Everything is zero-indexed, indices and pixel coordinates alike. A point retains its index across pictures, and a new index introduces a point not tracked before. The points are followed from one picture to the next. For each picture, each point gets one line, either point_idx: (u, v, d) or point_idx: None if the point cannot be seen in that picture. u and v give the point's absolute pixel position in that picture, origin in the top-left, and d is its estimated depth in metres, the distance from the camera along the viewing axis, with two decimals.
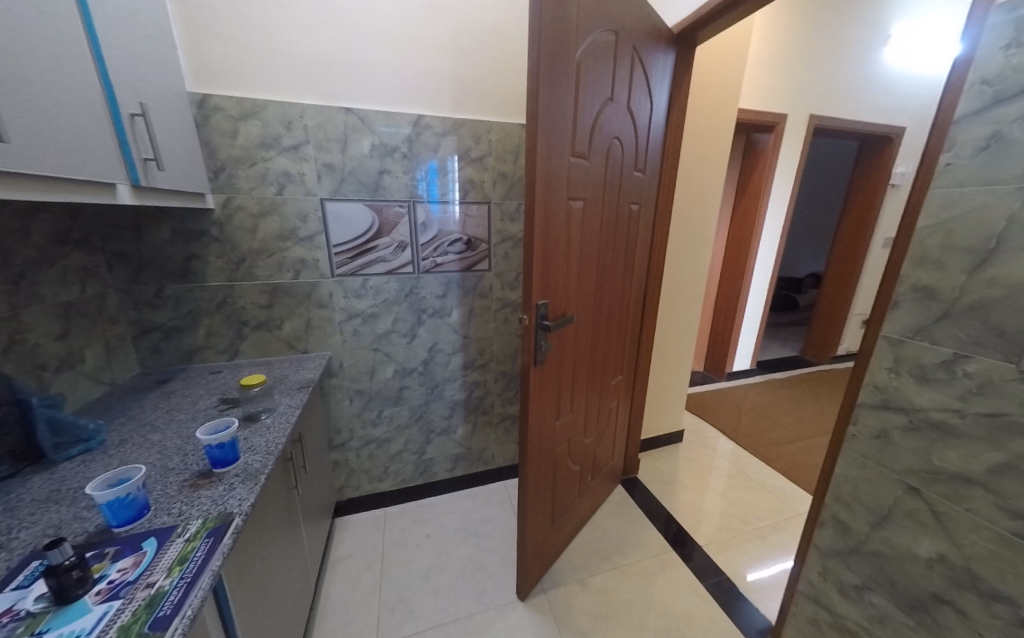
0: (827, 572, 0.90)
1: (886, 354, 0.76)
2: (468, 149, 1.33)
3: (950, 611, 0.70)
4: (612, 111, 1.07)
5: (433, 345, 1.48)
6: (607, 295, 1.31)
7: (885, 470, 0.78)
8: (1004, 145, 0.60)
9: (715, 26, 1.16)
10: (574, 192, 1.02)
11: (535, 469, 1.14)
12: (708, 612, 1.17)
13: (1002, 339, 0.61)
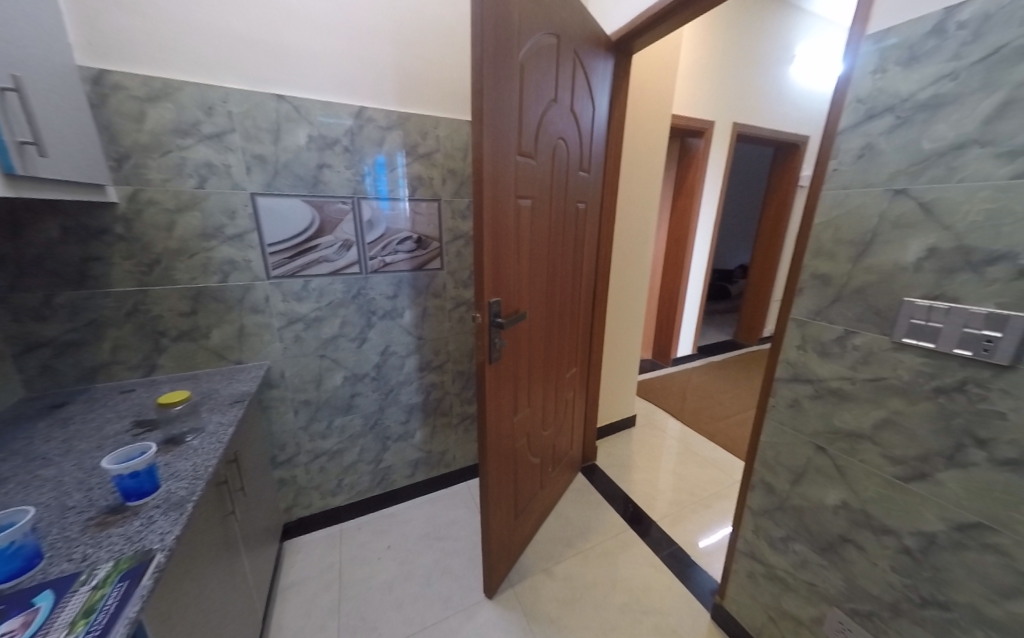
0: (759, 529, 1.01)
1: (795, 334, 0.88)
2: (415, 145, 1.29)
3: (852, 548, 0.82)
4: (556, 112, 1.10)
5: (386, 347, 1.42)
6: (559, 290, 1.36)
7: (799, 434, 0.89)
8: (874, 154, 0.72)
9: (652, 35, 1.24)
10: (522, 190, 1.04)
11: (496, 466, 1.14)
12: (662, 582, 1.26)
13: (879, 316, 0.74)
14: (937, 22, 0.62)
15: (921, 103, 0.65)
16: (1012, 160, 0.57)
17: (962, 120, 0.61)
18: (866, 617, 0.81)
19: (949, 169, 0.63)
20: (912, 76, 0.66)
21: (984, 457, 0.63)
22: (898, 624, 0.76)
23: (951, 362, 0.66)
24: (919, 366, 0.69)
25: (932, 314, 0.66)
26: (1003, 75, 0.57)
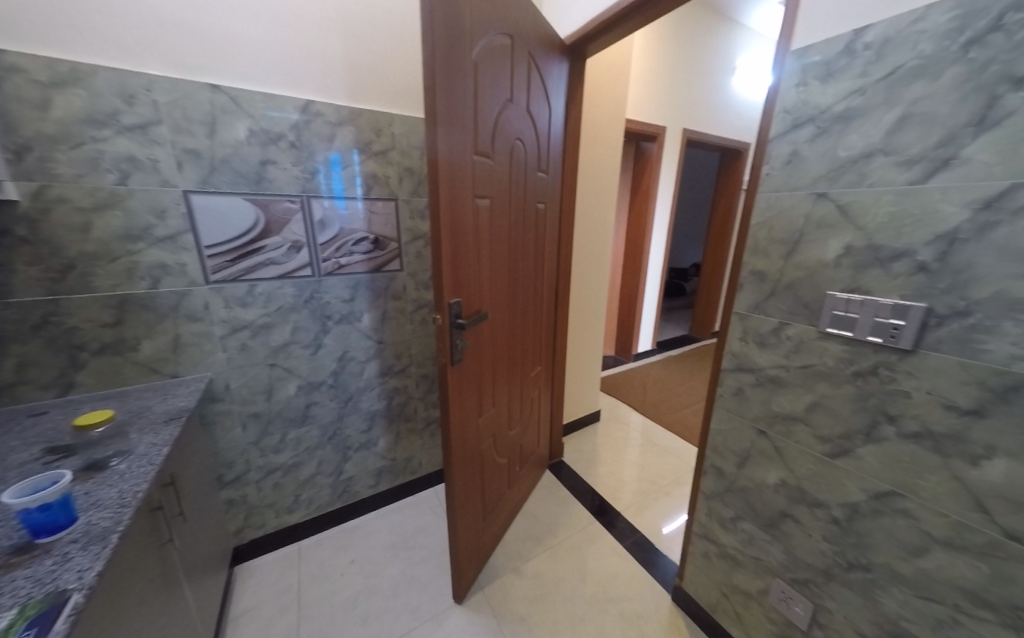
0: (711, 512, 1.07)
1: (738, 327, 0.94)
2: (369, 142, 1.25)
3: (791, 522, 0.89)
4: (512, 113, 1.11)
5: (343, 353, 1.36)
6: (521, 290, 1.37)
7: (744, 420, 0.96)
8: (799, 161, 0.79)
9: (604, 40, 1.28)
10: (480, 190, 1.03)
11: (461, 469, 1.13)
12: (627, 570, 1.31)
13: (807, 308, 0.81)
14: (848, 42, 0.69)
15: (836, 115, 0.72)
16: (908, 167, 0.65)
17: (869, 131, 0.69)
18: (804, 585, 0.88)
19: (860, 175, 0.70)
20: (829, 90, 0.73)
21: (894, 432, 0.71)
22: (830, 588, 0.84)
23: (866, 347, 0.73)
24: (841, 353, 0.77)
25: (850, 305, 0.74)
26: (901, 91, 0.64)
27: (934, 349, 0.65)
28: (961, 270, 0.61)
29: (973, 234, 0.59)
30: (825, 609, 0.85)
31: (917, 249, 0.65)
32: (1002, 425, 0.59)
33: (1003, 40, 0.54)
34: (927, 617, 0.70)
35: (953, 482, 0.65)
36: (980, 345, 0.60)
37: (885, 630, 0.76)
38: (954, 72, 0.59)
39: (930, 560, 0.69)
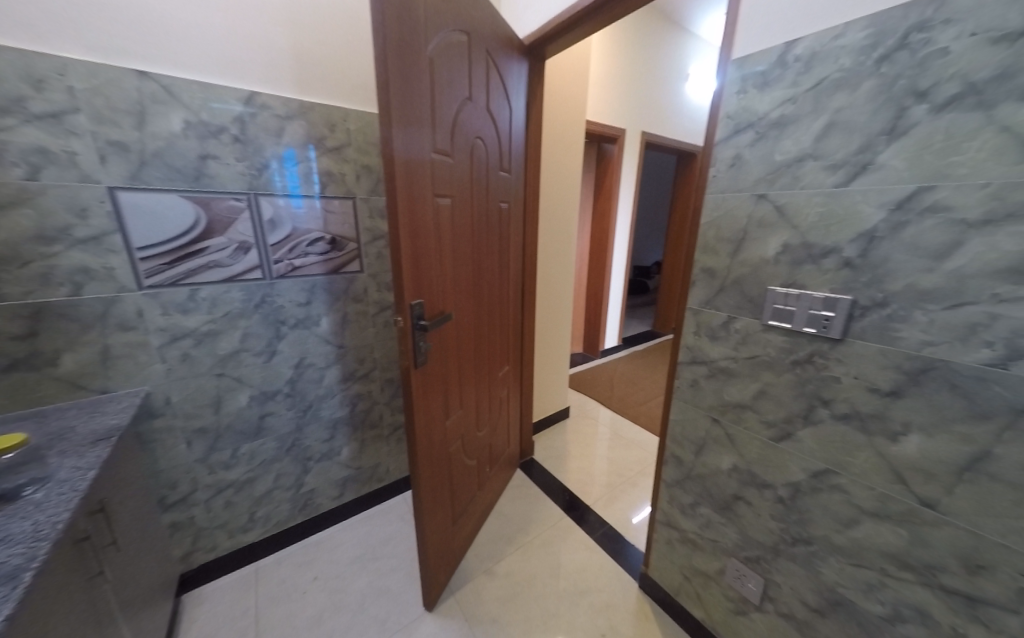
0: (673, 500, 1.12)
1: (692, 321, 0.99)
2: (322, 138, 1.19)
3: (743, 504, 0.95)
4: (472, 111, 1.09)
5: (300, 360, 1.30)
6: (486, 289, 1.36)
7: (699, 410, 1.01)
8: (741, 164, 0.83)
9: (562, 41, 1.30)
10: (439, 188, 1.02)
11: (428, 473, 1.11)
12: (596, 562, 1.34)
13: (752, 303, 0.86)
14: (781, 53, 0.74)
15: (773, 122, 0.77)
16: (834, 171, 0.70)
17: (801, 137, 0.74)
18: (756, 562, 0.94)
19: (794, 178, 0.76)
20: (765, 98, 0.78)
21: (828, 414, 0.77)
22: (778, 563, 0.89)
23: (802, 338, 0.79)
24: (782, 344, 0.82)
25: (788, 299, 0.79)
26: (826, 101, 0.70)
27: (859, 337, 0.71)
28: (879, 265, 0.67)
29: (888, 233, 0.66)
30: (775, 583, 0.91)
31: (843, 246, 0.71)
32: (915, 404, 0.66)
33: (908, 57, 0.60)
34: (859, 582, 0.77)
35: (878, 458, 0.72)
36: (896, 333, 0.67)
37: (825, 598, 0.82)
38: (870, 84, 0.65)
39: (860, 530, 0.75)
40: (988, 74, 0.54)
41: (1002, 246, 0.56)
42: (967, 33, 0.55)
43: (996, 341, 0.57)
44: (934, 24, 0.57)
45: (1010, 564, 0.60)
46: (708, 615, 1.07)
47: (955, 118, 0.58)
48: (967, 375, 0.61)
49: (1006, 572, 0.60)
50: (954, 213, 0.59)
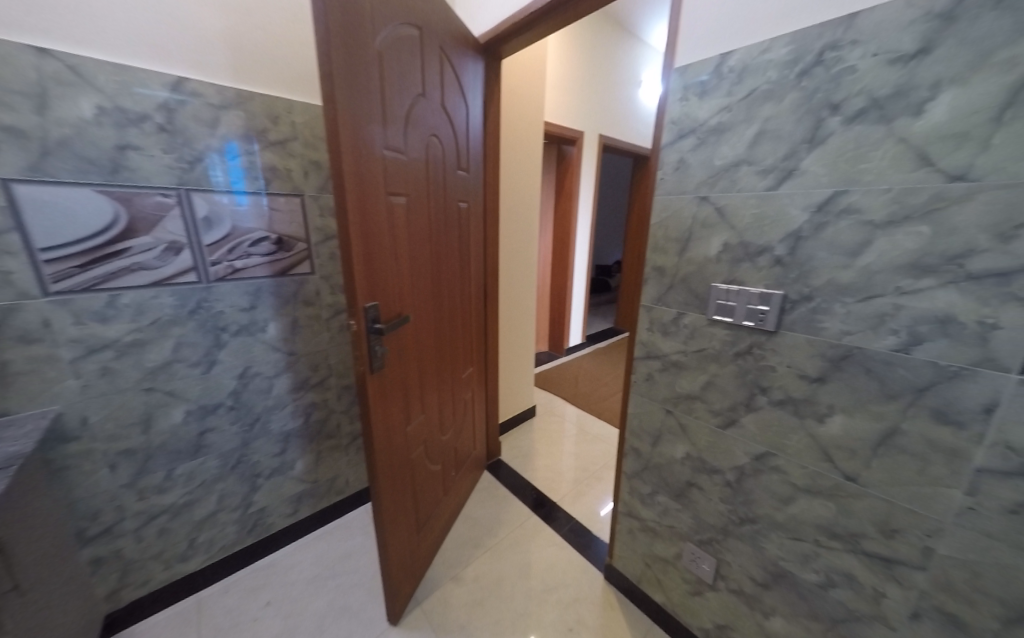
0: (633, 490, 1.16)
1: (646, 318, 1.03)
2: (263, 131, 1.11)
3: (695, 490, 1.00)
4: (426, 108, 1.07)
5: (245, 369, 1.20)
6: (447, 290, 1.34)
7: (654, 403, 1.05)
8: (685, 167, 0.88)
9: (517, 41, 1.31)
10: (393, 186, 0.98)
11: (389, 482, 1.07)
12: (563, 558, 1.36)
13: (698, 299, 0.91)
14: (717, 64, 0.79)
15: (712, 128, 0.82)
16: (765, 176, 0.76)
17: (736, 144, 0.79)
18: (709, 544, 0.99)
19: (732, 181, 0.81)
20: (704, 105, 0.82)
21: (767, 400, 0.83)
22: (728, 543, 0.95)
23: (743, 330, 0.84)
24: (725, 337, 0.88)
25: (729, 294, 0.85)
26: (757, 110, 0.75)
27: (790, 329, 0.77)
28: (804, 262, 0.74)
29: (811, 232, 0.72)
30: (726, 562, 0.96)
31: (774, 245, 0.77)
32: (838, 387, 0.73)
33: (823, 73, 0.66)
34: (797, 555, 0.83)
35: (808, 438, 0.78)
36: (821, 324, 0.73)
37: (769, 571, 0.88)
38: (793, 96, 0.70)
39: (796, 506, 0.82)
40: (888, 90, 0.61)
41: (903, 244, 0.63)
42: (870, 54, 0.61)
43: (900, 328, 0.65)
44: (844, 44, 0.64)
45: (917, 526, 0.67)
46: (668, 599, 1.12)
47: (863, 129, 0.64)
48: (879, 360, 0.68)
49: (914, 534, 0.68)
50: (864, 215, 0.66)
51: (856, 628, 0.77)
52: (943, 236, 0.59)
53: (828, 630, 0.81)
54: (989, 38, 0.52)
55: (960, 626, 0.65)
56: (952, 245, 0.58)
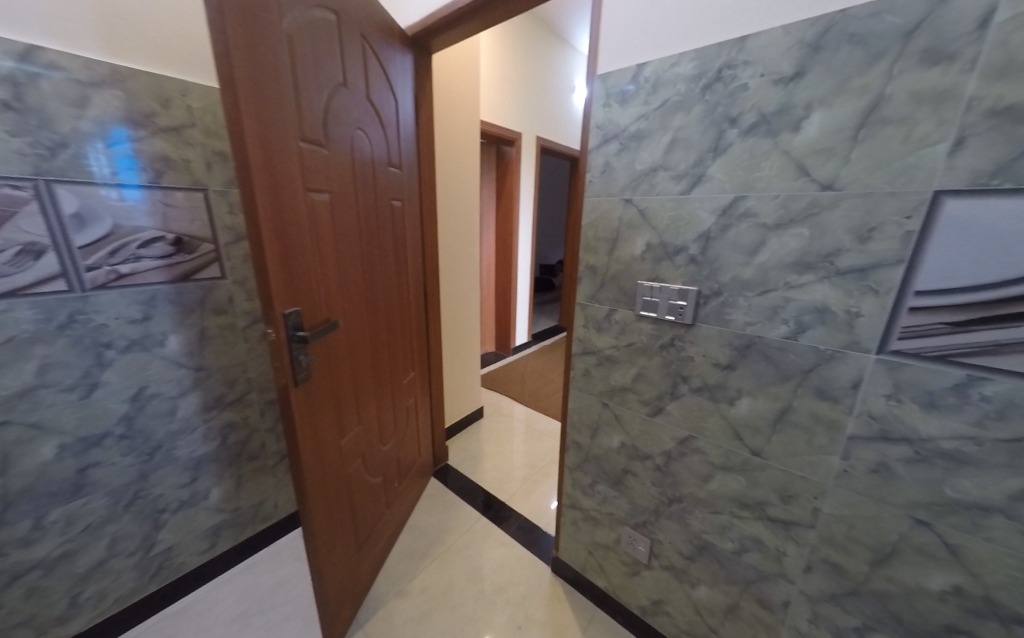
0: (575, 482, 1.19)
1: (581, 315, 1.06)
2: (150, 115, 0.97)
3: (630, 476, 1.06)
4: (349, 99, 1.00)
5: (141, 389, 1.04)
6: (382, 292, 1.27)
7: (592, 396, 1.09)
8: (610, 171, 0.92)
9: (447, 37, 1.28)
10: (314, 182, 0.91)
11: (322, 500, 0.99)
12: (512, 557, 1.37)
13: (626, 296, 0.96)
14: (634, 74, 0.83)
15: (632, 135, 0.87)
16: (679, 181, 0.82)
17: (654, 150, 0.84)
18: (644, 526, 1.06)
19: (651, 185, 0.86)
20: (625, 112, 0.87)
21: (688, 388, 0.90)
22: (660, 523, 1.02)
23: (665, 324, 0.91)
24: (651, 331, 0.94)
25: (653, 291, 0.90)
26: (669, 120, 0.81)
27: (705, 321, 0.85)
28: (713, 260, 0.81)
29: (718, 234, 0.79)
30: (658, 541, 1.03)
31: (689, 244, 0.83)
32: (744, 373, 0.81)
33: (722, 88, 0.73)
34: (717, 526, 0.91)
35: (722, 420, 0.86)
36: (728, 316, 0.81)
37: (694, 545, 0.96)
38: (699, 108, 0.76)
39: (714, 482, 0.90)
40: (772, 108, 0.69)
41: (789, 243, 0.71)
42: (758, 74, 0.69)
43: (790, 318, 0.74)
44: (737, 64, 0.70)
45: (807, 490, 0.77)
46: (609, 582, 1.17)
47: (755, 141, 0.71)
48: (774, 346, 0.76)
49: (806, 497, 0.77)
50: (760, 218, 0.74)
51: (764, 586, 0.87)
52: (818, 237, 0.68)
53: (743, 590, 0.90)
54: (845, 68, 0.61)
55: (841, 572, 0.76)
56: (825, 245, 0.67)
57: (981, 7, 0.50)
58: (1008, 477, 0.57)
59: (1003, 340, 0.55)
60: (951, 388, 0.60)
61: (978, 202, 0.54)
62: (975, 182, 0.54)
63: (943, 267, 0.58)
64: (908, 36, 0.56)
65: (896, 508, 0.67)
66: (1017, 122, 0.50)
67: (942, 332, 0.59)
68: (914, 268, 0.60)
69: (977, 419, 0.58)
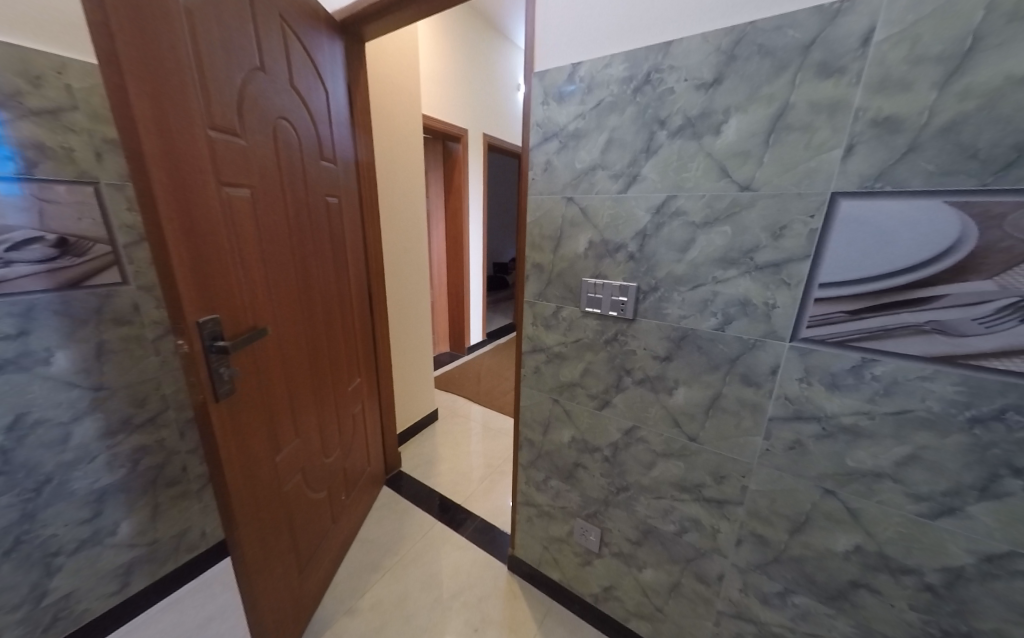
0: (529, 479, 1.20)
1: (529, 313, 1.06)
2: (14, 93, 0.81)
3: (581, 469, 1.08)
4: (270, 86, 0.91)
5: (20, 416, 0.88)
6: (320, 295, 1.19)
7: (542, 393, 1.10)
8: (551, 169, 0.92)
9: (381, 24, 1.21)
10: (231, 175, 0.82)
11: (255, 524, 0.91)
12: (469, 559, 1.35)
13: (572, 293, 0.98)
14: (570, 73, 0.84)
15: (571, 133, 0.87)
16: (616, 180, 0.84)
17: (591, 150, 0.86)
18: (594, 516, 1.09)
19: (591, 184, 0.88)
20: (563, 111, 0.87)
21: (631, 381, 0.93)
22: (609, 512, 1.05)
23: (609, 320, 0.93)
24: (595, 327, 0.96)
25: (596, 287, 0.92)
26: (605, 120, 0.82)
27: (644, 316, 0.88)
28: (650, 257, 0.84)
29: (653, 232, 0.82)
30: (608, 529, 1.07)
31: (627, 242, 0.86)
32: (680, 363, 0.85)
33: (651, 91, 0.76)
34: (660, 510, 0.96)
35: (662, 410, 0.90)
36: (665, 310, 0.85)
37: (640, 530, 1.01)
38: (631, 110, 0.79)
39: (657, 469, 0.94)
40: (696, 112, 0.72)
41: (715, 241, 0.75)
42: (683, 79, 0.72)
43: (718, 311, 0.78)
44: (663, 68, 0.73)
45: (737, 470, 0.83)
46: (564, 574, 1.20)
47: (682, 143, 0.75)
48: (705, 338, 0.81)
49: (736, 476, 0.83)
50: (689, 216, 0.77)
51: (702, 562, 0.93)
52: (739, 235, 0.73)
53: (684, 568, 0.96)
54: (756, 77, 0.65)
55: (766, 542, 0.82)
56: (745, 242, 0.72)
57: (863, 28, 0.56)
58: (894, 445, 0.65)
59: (888, 325, 0.62)
60: (849, 370, 0.67)
61: (865, 203, 0.60)
62: (864, 185, 0.60)
63: (840, 261, 0.64)
64: (806, 50, 0.61)
65: (808, 480, 0.75)
66: (895, 132, 0.57)
67: (840, 320, 0.66)
68: (818, 263, 0.66)
69: (869, 396, 0.66)
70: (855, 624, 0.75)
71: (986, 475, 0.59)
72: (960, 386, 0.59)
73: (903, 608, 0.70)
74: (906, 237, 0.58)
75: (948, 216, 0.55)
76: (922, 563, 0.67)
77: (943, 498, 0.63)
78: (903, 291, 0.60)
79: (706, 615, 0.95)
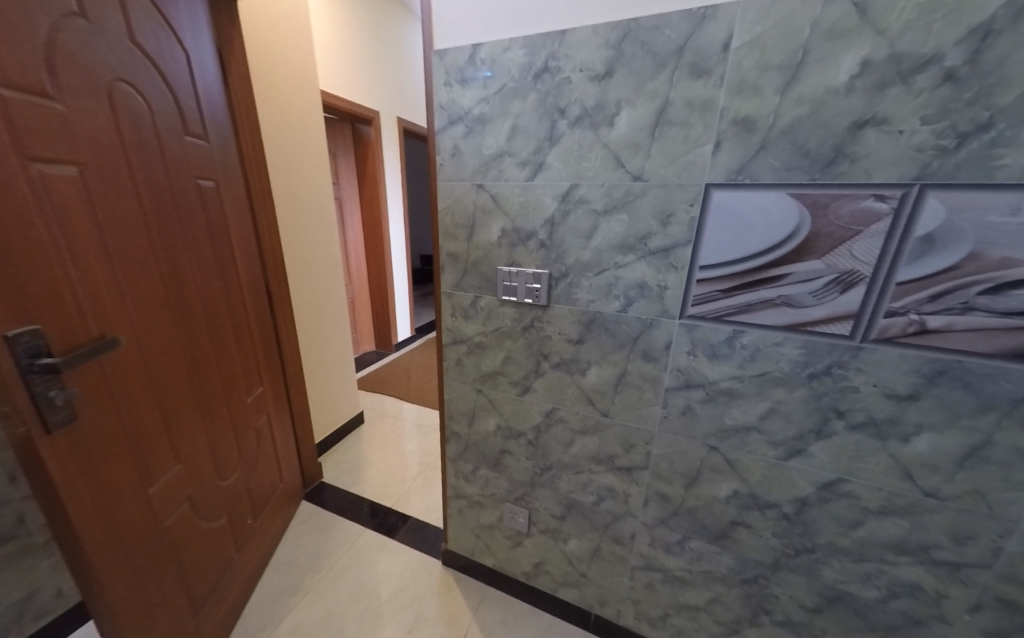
0: (458, 472, 1.19)
1: (447, 304, 1.03)
2: None
3: (508, 455, 1.10)
4: (97, 38, 0.73)
5: None
6: (199, 295, 1.01)
7: (466, 384, 1.09)
8: (459, 155, 0.89)
9: None
10: (45, 149, 0.64)
11: (124, 571, 0.76)
12: (401, 562, 1.31)
13: (489, 282, 0.97)
14: (470, 54, 0.81)
15: (476, 118, 0.85)
16: (523, 167, 0.84)
17: (497, 136, 0.84)
18: (522, 499, 1.12)
19: (499, 171, 0.87)
20: (467, 93, 0.84)
21: (548, 365, 0.96)
22: (535, 493, 1.09)
23: (525, 307, 0.94)
24: (513, 315, 0.96)
25: (511, 276, 0.92)
26: (508, 105, 0.81)
27: (557, 302, 0.91)
28: (559, 244, 0.86)
29: (560, 219, 0.84)
30: (534, 509, 1.11)
31: (537, 229, 0.87)
32: (591, 345, 0.90)
33: (550, 80, 0.76)
34: (580, 484, 1.02)
35: (578, 390, 0.95)
36: (575, 295, 0.88)
37: (563, 505, 1.06)
38: (533, 97, 0.79)
39: (576, 446, 0.99)
40: (592, 103, 0.75)
41: (614, 228, 0.80)
42: (577, 69, 0.73)
43: (620, 294, 0.84)
44: (560, 57, 0.74)
45: (642, 439, 0.91)
46: (497, 559, 1.22)
47: (581, 133, 0.77)
48: (611, 320, 0.86)
49: (641, 444, 0.91)
50: (591, 204, 0.81)
51: (617, 526, 1.01)
52: (634, 222, 0.78)
53: (602, 534, 1.04)
54: (641, 73, 0.69)
55: (667, 499, 0.92)
56: (639, 228, 0.78)
57: (724, 35, 0.62)
58: (759, 402, 0.77)
59: (752, 301, 0.72)
60: (725, 341, 0.76)
61: (731, 194, 0.68)
62: (729, 177, 0.68)
63: (714, 246, 0.72)
64: (679, 51, 0.66)
65: (697, 440, 0.85)
66: (749, 130, 0.65)
67: (716, 298, 0.75)
68: (697, 247, 0.74)
69: (740, 362, 0.76)
70: (735, 556, 0.89)
71: (821, 419, 0.72)
72: (802, 348, 0.71)
73: (768, 536, 0.84)
74: (762, 224, 0.68)
75: (790, 206, 0.65)
76: (780, 497, 0.80)
77: (793, 442, 0.76)
78: (761, 270, 0.70)
79: (623, 572, 1.04)
